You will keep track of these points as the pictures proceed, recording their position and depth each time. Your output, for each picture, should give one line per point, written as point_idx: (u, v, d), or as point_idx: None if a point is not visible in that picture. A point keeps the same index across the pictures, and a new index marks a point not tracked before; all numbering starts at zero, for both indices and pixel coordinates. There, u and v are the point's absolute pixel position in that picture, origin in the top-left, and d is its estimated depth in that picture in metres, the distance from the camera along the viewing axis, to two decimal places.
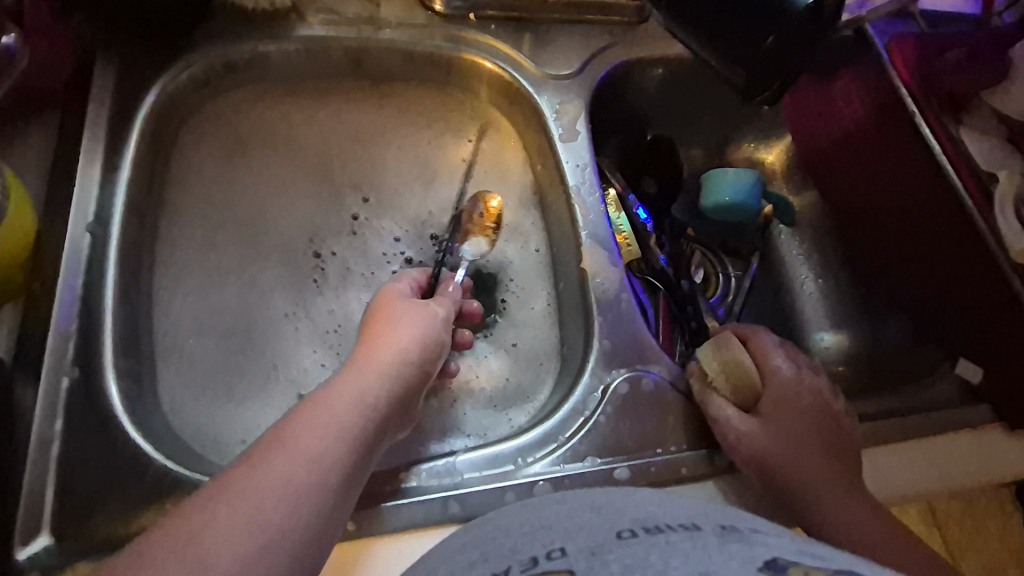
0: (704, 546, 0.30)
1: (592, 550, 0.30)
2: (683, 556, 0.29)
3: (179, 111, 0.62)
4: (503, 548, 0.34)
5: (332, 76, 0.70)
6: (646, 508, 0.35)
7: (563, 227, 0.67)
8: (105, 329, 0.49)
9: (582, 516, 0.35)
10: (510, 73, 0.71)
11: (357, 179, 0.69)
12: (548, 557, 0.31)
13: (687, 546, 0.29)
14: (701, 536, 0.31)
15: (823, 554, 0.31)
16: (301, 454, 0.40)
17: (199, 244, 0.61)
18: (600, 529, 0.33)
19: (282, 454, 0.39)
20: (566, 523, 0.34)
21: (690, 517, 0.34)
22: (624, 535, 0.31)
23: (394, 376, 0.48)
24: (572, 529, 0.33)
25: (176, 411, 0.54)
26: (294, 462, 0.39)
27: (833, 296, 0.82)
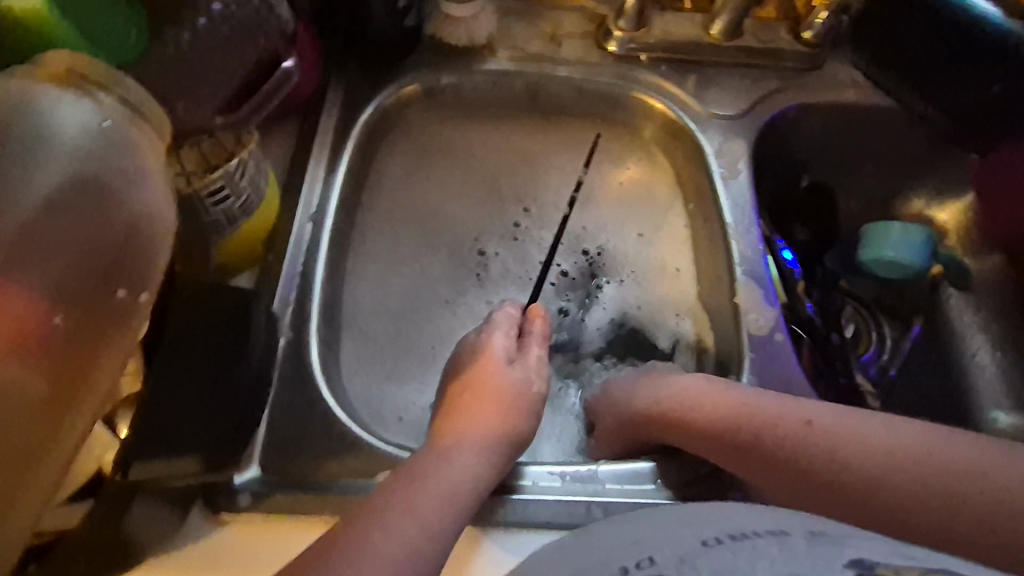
0: (794, 554, 0.32)
1: (682, 557, 0.33)
2: (771, 559, 0.32)
3: (384, 127, 0.73)
4: (592, 560, 0.36)
5: (509, 105, 0.77)
6: (728, 510, 0.37)
7: (715, 261, 0.68)
8: (315, 302, 0.59)
9: (669, 528, 0.36)
10: (675, 110, 0.74)
11: (519, 196, 0.75)
12: (637, 567, 0.33)
13: (773, 553, 0.32)
14: (789, 542, 0.33)
15: (916, 554, 0.33)
16: (438, 486, 0.45)
17: (384, 241, 0.70)
18: (687, 535, 0.35)
19: (423, 485, 0.45)
20: (654, 535, 0.36)
21: (775, 519, 0.36)
22: (710, 542, 0.34)
23: (503, 414, 0.53)
24: (659, 537, 0.36)
25: (352, 380, 0.61)
26: (436, 492, 0.45)
27: (1012, 372, 0.74)
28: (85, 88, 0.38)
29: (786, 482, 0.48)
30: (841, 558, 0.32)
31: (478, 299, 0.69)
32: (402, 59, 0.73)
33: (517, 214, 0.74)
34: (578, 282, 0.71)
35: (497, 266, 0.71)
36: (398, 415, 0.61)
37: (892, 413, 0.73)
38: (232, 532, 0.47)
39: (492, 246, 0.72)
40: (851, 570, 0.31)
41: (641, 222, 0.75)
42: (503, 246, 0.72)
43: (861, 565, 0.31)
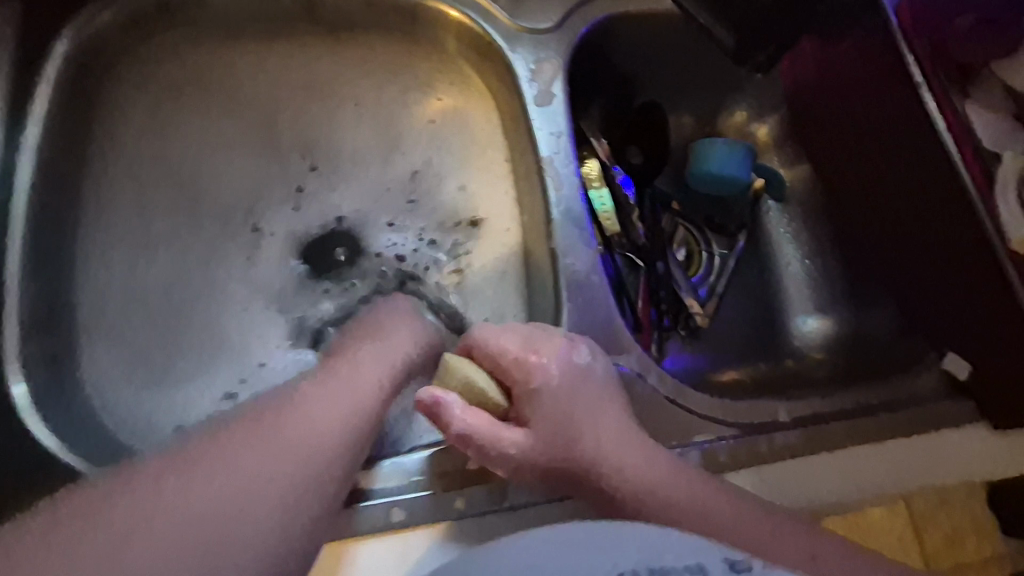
0: None
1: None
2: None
3: (105, 60, 0.57)
4: None
5: (280, 20, 0.63)
6: (636, 533, 0.34)
7: (534, 199, 0.61)
8: (12, 313, 0.48)
9: None
10: (480, 23, 0.63)
11: (309, 136, 0.63)
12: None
13: None
14: None
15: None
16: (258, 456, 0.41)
17: (131, 209, 0.57)
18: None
19: (274, 434, 0.42)
20: None
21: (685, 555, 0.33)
22: None
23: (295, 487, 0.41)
24: None
25: (100, 396, 0.52)
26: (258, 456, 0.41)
27: (819, 277, 0.79)
28: None
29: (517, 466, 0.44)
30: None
31: (270, 287, 0.58)
32: None
33: (304, 178, 0.62)
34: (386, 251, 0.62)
35: (286, 236, 0.60)
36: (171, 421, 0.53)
37: (716, 329, 0.76)
38: None
39: (278, 206, 0.60)
40: None
41: (458, 166, 0.65)
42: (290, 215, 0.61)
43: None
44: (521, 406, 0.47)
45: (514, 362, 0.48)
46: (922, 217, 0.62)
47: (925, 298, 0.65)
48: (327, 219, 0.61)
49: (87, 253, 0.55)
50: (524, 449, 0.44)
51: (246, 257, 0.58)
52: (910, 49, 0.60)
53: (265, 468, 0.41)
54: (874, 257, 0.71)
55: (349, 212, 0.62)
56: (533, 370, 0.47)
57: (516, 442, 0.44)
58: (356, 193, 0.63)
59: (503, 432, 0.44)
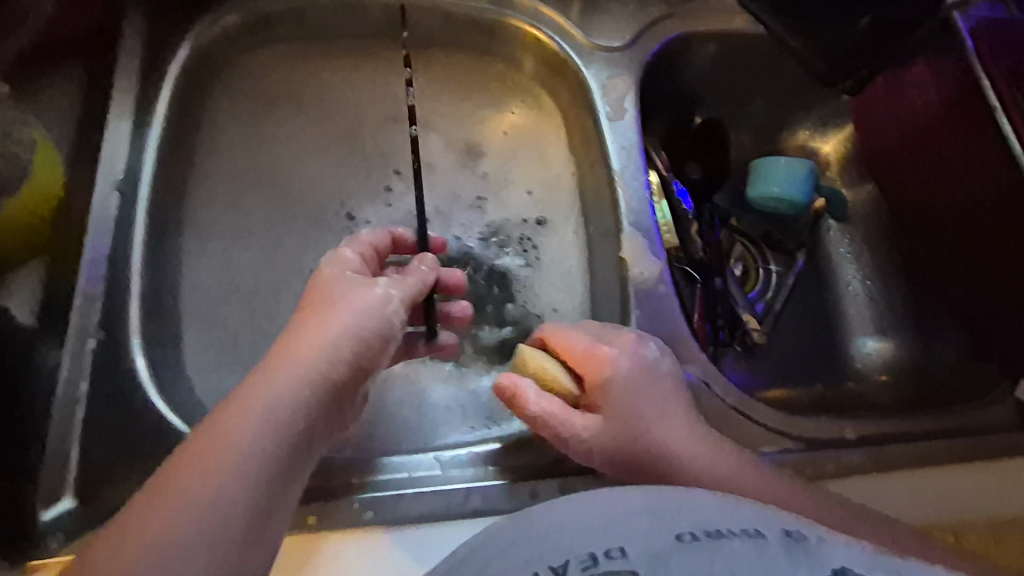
0: (774, 558, 0.28)
1: (656, 554, 0.29)
2: (750, 568, 0.27)
3: (213, 68, 0.62)
4: (558, 546, 0.31)
5: (368, 37, 0.67)
6: (706, 499, 0.33)
7: (603, 210, 0.64)
8: (131, 293, 0.48)
9: (640, 519, 0.31)
10: (557, 41, 0.66)
11: (390, 143, 0.66)
12: (606, 557, 0.29)
13: (757, 560, 0.28)
14: (769, 548, 0.28)
15: (896, 565, 0.29)
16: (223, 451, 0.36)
17: (230, 203, 0.60)
18: (660, 526, 0.31)
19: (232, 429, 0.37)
20: (622, 526, 0.31)
21: (754, 519, 0.31)
22: (685, 538, 0.29)
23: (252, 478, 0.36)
24: (628, 527, 0.31)
25: (198, 381, 0.52)
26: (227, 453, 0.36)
27: (881, 298, 0.78)
28: None
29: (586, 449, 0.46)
30: (829, 565, 0.27)
31: None
32: None
33: (389, 181, 0.64)
34: (458, 254, 0.65)
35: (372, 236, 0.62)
36: None
37: (773, 347, 0.76)
38: None
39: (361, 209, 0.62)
40: None
41: (527, 177, 0.68)
42: (380, 214, 0.63)
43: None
44: (594, 396, 0.48)
45: (586, 354, 0.49)
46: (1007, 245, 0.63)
47: (1009, 321, 0.64)
48: (405, 223, 0.64)
49: (187, 246, 0.57)
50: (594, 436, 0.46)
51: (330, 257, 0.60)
52: (985, 73, 0.63)
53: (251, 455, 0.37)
54: (948, 278, 0.71)
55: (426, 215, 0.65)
56: (604, 363, 0.48)
57: (589, 427, 0.46)
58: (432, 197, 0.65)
59: (575, 417, 0.46)
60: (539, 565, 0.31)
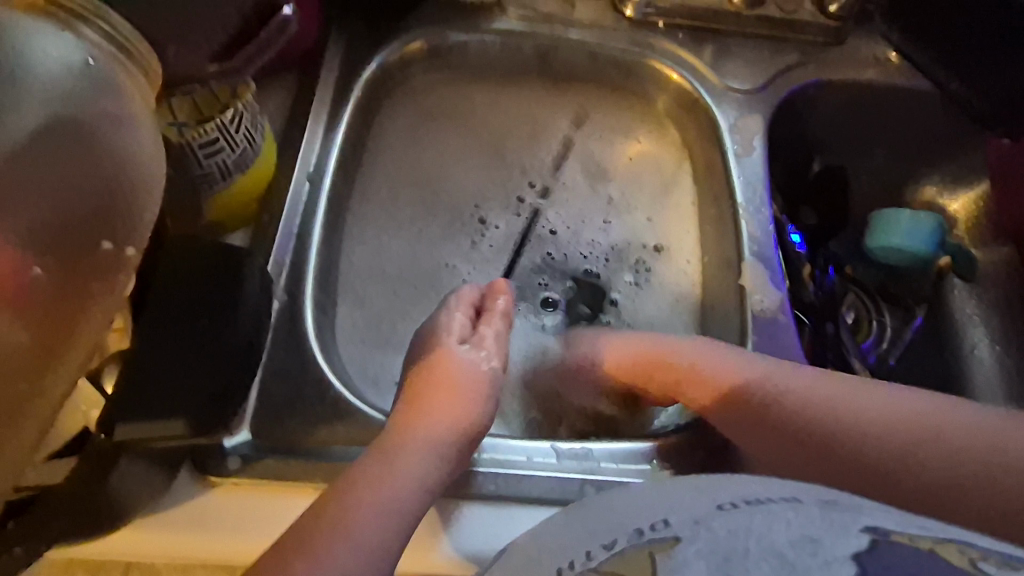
0: (809, 517, 0.35)
1: (696, 519, 0.36)
2: (786, 522, 0.35)
3: (387, 85, 0.71)
4: (610, 521, 0.38)
5: (517, 69, 0.75)
6: (743, 478, 0.39)
7: (723, 240, 0.66)
8: (309, 265, 0.57)
9: (684, 494, 0.39)
10: (691, 82, 0.71)
11: (526, 163, 0.73)
12: (652, 529, 0.37)
13: (787, 515, 0.35)
14: (805, 510, 0.35)
15: (925, 524, 0.35)
16: (383, 487, 0.44)
17: (387, 202, 0.68)
18: (701, 500, 0.38)
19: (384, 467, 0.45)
20: (668, 499, 0.39)
21: (787, 487, 0.38)
22: (725, 506, 0.36)
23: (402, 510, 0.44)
24: (670, 501, 0.38)
25: (347, 350, 0.60)
26: (385, 490, 0.43)
27: (1009, 364, 0.74)
28: (61, 18, 0.39)
29: (704, 390, 0.53)
30: (858, 523, 0.34)
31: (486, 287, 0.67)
32: (406, 16, 0.71)
33: (525, 193, 0.72)
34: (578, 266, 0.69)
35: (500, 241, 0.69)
36: (393, 383, 0.60)
37: None
38: (218, 494, 0.47)
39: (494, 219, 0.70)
40: (867, 536, 0.33)
41: (648, 203, 0.72)
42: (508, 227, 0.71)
43: (875, 531, 0.34)
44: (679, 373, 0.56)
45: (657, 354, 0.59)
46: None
47: None
48: (533, 235, 0.70)
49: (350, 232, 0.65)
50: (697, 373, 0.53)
51: (466, 252, 0.68)
52: None
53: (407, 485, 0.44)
54: None
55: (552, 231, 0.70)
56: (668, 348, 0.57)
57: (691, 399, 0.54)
58: (557, 215, 0.71)
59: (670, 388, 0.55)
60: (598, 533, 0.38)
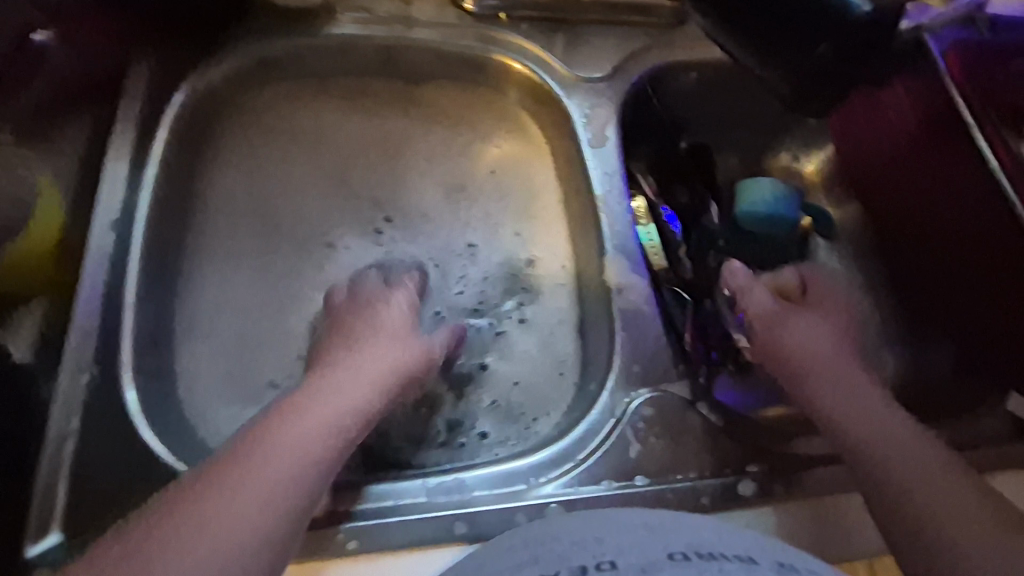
0: None
1: (645, 566, 0.33)
2: None
3: (212, 106, 0.64)
4: (553, 553, 0.35)
5: (362, 74, 0.70)
6: (701, 531, 0.37)
7: (588, 236, 0.65)
8: (123, 330, 0.50)
9: (637, 532, 0.36)
10: (539, 74, 0.69)
11: (379, 180, 0.69)
12: (598, 569, 0.33)
13: None
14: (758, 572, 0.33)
15: None
16: (294, 435, 0.44)
17: (223, 235, 0.62)
18: (654, 546, 0.34)
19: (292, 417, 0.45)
20: (619, 536, 0.36)
21: (746, 550, 0.35)
22: (677, 556, 0.33)
23: (282, 501, 0.40)
24: (622, 542, 0.35)
25: (190, 413, 0.54)
26: (293, 439, 0.43)
27: (874, 313, 0.75)
28: None
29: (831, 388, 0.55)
30: None
31: None
32: (222, 28, 0.64)
33: (379, 226, 0.67)
34: (437, 294, 0.66)
35: (345, 282, 0.63)
36: None
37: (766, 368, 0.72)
38: None
39: (346, 240, 0.66)
40: None
41: (515, 208, 0.70)
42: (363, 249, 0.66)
43: None
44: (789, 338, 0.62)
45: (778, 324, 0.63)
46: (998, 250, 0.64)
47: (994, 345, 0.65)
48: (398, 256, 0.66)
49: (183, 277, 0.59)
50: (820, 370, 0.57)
51: (320, 282, 0.63)
52: (960, 93, 0.66)
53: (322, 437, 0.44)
54: (930, 296, 0.71)
55: (414, 248, 0.67)
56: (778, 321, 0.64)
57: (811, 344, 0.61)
58: (421, 231, 0.68)
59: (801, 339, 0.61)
60: (534, 567, 0.35)
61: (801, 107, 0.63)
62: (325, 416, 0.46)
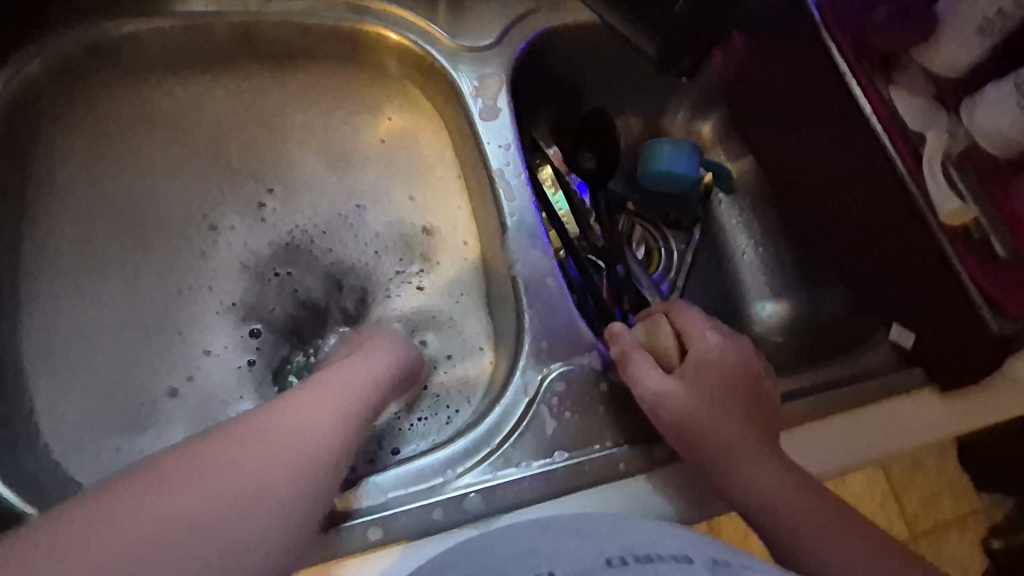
0: None
1: (580, 571, 0.32)
2: None
3: (39, 103, 0.59)
4: (489, 568, 0.35)
5: (225, 55, 0.65)
6: (640, 535, 0.37)
7: (489, 213, 0.63)
8: None
9: (570, 541, 0.36)
10: (420, 45, 0.65)
11: (259, 172, 0.66)
12: None
13: None
14: (691, 568, 0.32)
15: None
16: (266, 465, 0.40)
17: (76, 243, 0.59)
18: (590, 551, 0.34)
19: (277, 424, 0.42)
20: (553, 547, 0.36)
21: (681, 546, 0.35)
22: (613, 561, 0.33)
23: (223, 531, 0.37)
24: (557, 552, 0.35)
25: (48, 431, 0.53)
26: (262, 471, 0.40)
27: (770, 261, 0.81)
28: None
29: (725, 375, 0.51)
30: None
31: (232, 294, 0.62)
32: (40, 11, 0.59)
33: (262, 199, 0.65)
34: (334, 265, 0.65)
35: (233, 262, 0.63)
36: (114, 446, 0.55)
37: None
38: None
39: (227, 220, 0.64)
40: None
41: (409, 182, 0.68)
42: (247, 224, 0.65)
43: None
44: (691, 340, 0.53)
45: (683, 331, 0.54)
46: (875, 202, 0.62)
47: (877, 292, 0.67)
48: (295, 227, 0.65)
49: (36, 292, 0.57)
50: (723, 351, 0.52)
51: (201, 262, 0.62)
52: (834, 39, 0.61)
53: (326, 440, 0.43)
54: (819, 244, 0.74)
55: (304, 219, 0.66)
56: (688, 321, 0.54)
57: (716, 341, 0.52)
58: (319, 197, 0.66)
59: (707, 338, 0.53)
60: None
61: (676, 67, 0.63)
62: (300, 453, 0.42)
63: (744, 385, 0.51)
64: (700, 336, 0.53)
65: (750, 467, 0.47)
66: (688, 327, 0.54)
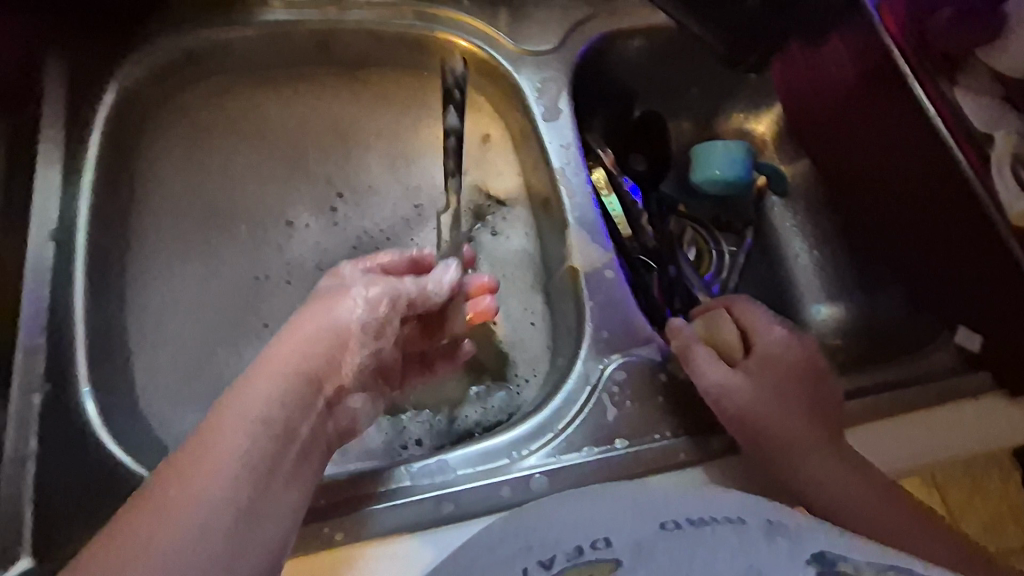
0: (752, 542, 0.32)
1: (640, 541, 0.33)
2: (730, 550, 0.32)
3: (141, 105, 0.65)
4: (546, 537, 0.35)
5: (303, 61, 0.70)
6: (690, 500, 0.37)
7: (550, 210, 0.65)
8: (76, 343, 0.53)
9: (622, 509, 0.37)
10: (484, 49, 0.68)
11: (331, 171, 0.70)
12: (593, 547, 0.33)
13: (731, 540, 0.32)
14: (747, 531, 0.33)
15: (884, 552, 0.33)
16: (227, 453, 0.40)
17: (169, 231, 0.64)
18: (645, 519, 0.35)
19: (230, 420, 0.41)
20: (605, 515, 0.36)
21: (734, 508, 0.36)
22: (668, 525, 0.34)
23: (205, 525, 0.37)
24: (612, 519, 0.35)
25: (146, 399, 0.58)
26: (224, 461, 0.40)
27: (826, 263, 0.79)
28: None
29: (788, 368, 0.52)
30: (803, 554, 0.32)
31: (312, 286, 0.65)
32: (144, 21, 0.65)
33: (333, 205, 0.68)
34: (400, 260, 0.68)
35: (306, 256, 0.66)
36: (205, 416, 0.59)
37: None
38: None
39: (303, 218, 0.68)
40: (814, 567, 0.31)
41: (472, 182, 0.71)
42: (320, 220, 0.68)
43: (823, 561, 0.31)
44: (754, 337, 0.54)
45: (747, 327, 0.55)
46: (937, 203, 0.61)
47: (942, 293, 0.66)
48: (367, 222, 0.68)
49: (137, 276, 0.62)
50: (787, 346, 0.53)
51: (280, 253, 0.66)
52: (897, 45, 0.61)
53: (267, 418, 0.42)
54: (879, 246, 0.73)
55: (374, 218, 0.68)
56: (752, 319, 0.55)
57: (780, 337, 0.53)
58: (387, 195, 0.69)
59: (771, 334, 0.54)
60: (528, 554, 0.35)
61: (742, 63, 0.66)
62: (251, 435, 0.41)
63: (805, 379, 0.51)
64: (765, 332, 0.54)
65: (813, 459, 0.47)
66: (751, 324, 0.55)
